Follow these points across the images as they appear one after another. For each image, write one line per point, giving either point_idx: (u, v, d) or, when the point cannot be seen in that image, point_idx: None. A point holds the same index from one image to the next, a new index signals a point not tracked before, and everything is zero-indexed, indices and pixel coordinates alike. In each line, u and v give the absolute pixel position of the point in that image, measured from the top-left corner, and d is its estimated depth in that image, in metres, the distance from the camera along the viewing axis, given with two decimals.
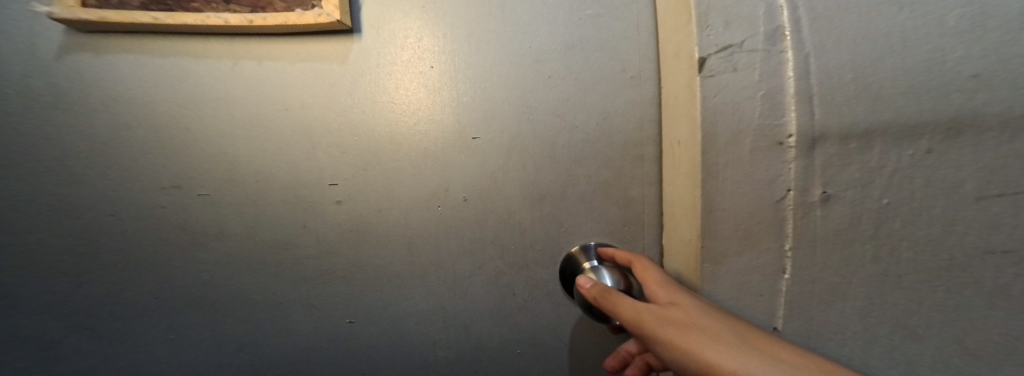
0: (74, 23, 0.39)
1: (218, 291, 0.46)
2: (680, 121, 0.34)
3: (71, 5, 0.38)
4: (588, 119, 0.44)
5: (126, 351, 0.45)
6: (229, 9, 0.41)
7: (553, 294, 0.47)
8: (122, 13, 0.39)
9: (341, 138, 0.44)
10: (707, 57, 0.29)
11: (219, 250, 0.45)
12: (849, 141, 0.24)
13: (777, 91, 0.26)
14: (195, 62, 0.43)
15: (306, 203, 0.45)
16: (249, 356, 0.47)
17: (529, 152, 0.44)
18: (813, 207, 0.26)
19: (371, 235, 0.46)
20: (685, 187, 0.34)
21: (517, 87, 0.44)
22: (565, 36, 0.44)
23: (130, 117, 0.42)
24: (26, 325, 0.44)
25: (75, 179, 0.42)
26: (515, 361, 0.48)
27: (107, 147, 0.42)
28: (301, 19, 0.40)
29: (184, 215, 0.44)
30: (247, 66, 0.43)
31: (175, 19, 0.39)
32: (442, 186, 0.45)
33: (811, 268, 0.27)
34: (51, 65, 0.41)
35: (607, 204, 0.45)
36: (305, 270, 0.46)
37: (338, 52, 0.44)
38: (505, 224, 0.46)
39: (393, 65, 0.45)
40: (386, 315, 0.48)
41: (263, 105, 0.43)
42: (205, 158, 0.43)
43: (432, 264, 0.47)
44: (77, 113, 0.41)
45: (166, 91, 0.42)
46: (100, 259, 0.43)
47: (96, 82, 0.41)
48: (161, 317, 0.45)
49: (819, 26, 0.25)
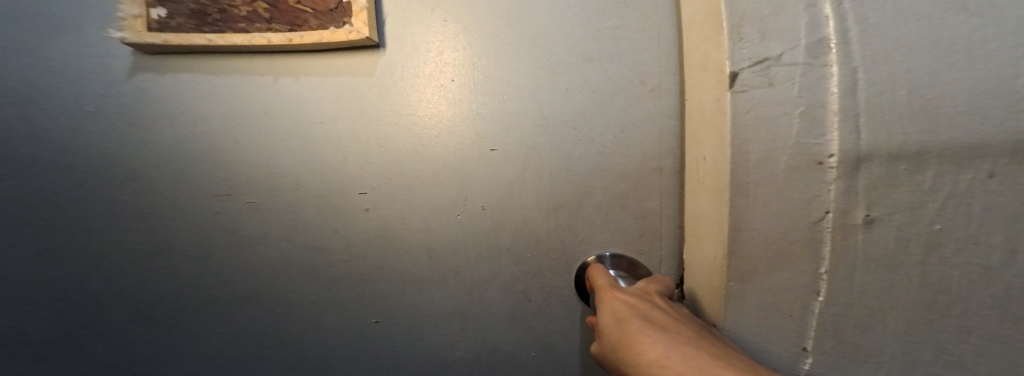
0: (141, 46, 0.44)
1: (258, 290, 0.49)
2: (708, 139, 0.35)
3: (140, 29, 0.43)
4: (605, 131, 0.44)
5: (178, 343, 0.49)
6: (271, 28, 0.44)
7: (567, 300, 0.47)
8: (180, 35, 0.43)
9: (368, 148, 0.46)
10: (739, 72, 0.30)
11: (261, 252, 0.48)
12: (900, 161, 0.22)
13: (818, 108, 0.26)
14: (241, 80, 0.46)
15: (338, 210, 0.47)
16: (283, 350, 0.50)
17: (546, 162, 0.45)
18: (854, 229, 0.25)
19: (396, 241, 0.48)
20: (713, 203, 0.34)
21: (536, 99, 0.45)
22: (583, 49, 0.44)
23: (185, 130, 0.46)
24: (90, 317, 0.48)
25: (138, 185, 0.46)
26: (529, 363, 0.49)
27: (165, 157, 0.46)
28: (333, 37, 0.43)
29: (233, 220, 0.47)
30: (287, 82, 0.47)
31: (225, 40, 0.43)
32: (461, 195, 0.46)
33: (850, 291, 0.25)
34: (122, 83, 0.46)
35: (624, 215, 0.45)
36: (336, 272, 0.49)
37: (367, 66, 0.46)
38: (523, 232, 0.46)
39: (416, 79, 0.46)
40: (409, 316, 0.49)
41: (301, 119, 0.47)
42: (250, 169, 0.47)
43: (452, 269, 0.48)
44: (141, 128, 0.46)
45: (215, 106, 0.46)
46: (162, 258, 0.48)
47: (157, 99, 0.46)
48: (210, 312, 0.49)
49: (871, 35, 0.24)
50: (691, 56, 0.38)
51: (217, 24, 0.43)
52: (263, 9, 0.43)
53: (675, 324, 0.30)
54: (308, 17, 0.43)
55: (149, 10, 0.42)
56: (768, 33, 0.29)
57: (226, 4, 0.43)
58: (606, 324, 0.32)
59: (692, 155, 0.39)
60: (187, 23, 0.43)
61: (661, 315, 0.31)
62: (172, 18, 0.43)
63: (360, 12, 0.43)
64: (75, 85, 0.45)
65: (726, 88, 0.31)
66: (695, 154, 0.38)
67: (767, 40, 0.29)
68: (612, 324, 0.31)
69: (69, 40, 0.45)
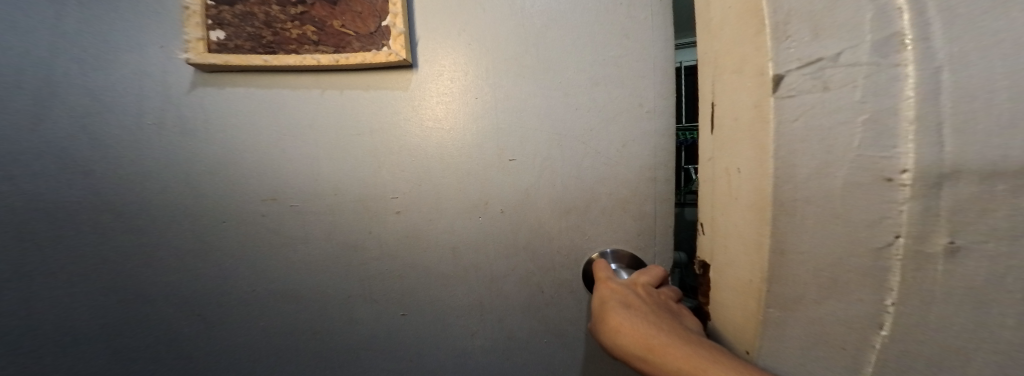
0: (202, 65, 0.49)
1: (298, 286, 0.54)
2: (743, 150, 0.31)
3: (202, 51, 0.47)
4: (609, 145, 0.50)
5: (226, 333, 0.55)
6: (319, 50, 0.49)
7: (576, 291, 0.52)
8: (240, 57, 0.48)
9: (401, 159, 0.52)
10: (785, 76, 0.27)
11: (304, 251, 0.53)
12: (997, 179, 0.20)
13: (888, 115, 0.23)
14: (292, 94, 0.52)
15: (372, 212, 0.53)
16: (318, 341, 0.55)
17: (558, 171, 0.50)
18: (936, 258, 0.22)
19: (424, 240, 0.53)
20: (749, 222, 0.31)
21: (549, 116, 0.51)
22: (591, 74, 0.50)
23: (241, 141, 0.52)
24: (147, 309, 0.54)
25: (194, 189, 0.52)
26: (542, 349, 0.54)
27: (221, 165, 0.52)
28: (375, 58, 0.48)
29: (280, 222, 0.53)
30: (332, 95, 0.52)
31: (280, 61, 0.49)
32: (482, 200, 0.52)
33: (921, 326, 0.23)
34: (184, 97, 0.51)
35: (626, 217, 0.50)
36: (369, 269, 0.53)
37: (402, 83, 0.52)
38: (537, 232, 0.51)
39: (442, 97, 0.52)
40: (433, 309, 0.54)
41: (342, 131, 0.53)
42: (298, 176, 0.52)
43: (473, 265, 0.53)
44: (201, 138, 0.51)
45: (268, 119, 0.52)
46: (214, 258, 0.53)
47: (215, 113, 0.52)
48: (255, 306, 0.54)
49: (957, 29, 0.21)
50: (719, 62, 0.35)
51: (271, 45, 0.49)
52: (312, 33, 0.49)
53: (644, 307, 0.35)
54: (351, 39, 0.49)
55: (210, 33, 0.48)
56: (821, 30, 0.25)
57: (279, 28, 0.48)
58: (595, 304, 0.39)
59: (721, 167, 0.35)
60: (245, 45, 0.48)
61: (635, 299, 0.36)
62: (231, 41, 0.48)
63: (398, 36, 0.49)
64: (142, 99, 0.51)
65: (769, 93, 0.28)
66: (726, 166, 0.34)
67: (821, 39, 0.25)
68: (598, 303, 0.38)
69: (138, 60, 0.51)
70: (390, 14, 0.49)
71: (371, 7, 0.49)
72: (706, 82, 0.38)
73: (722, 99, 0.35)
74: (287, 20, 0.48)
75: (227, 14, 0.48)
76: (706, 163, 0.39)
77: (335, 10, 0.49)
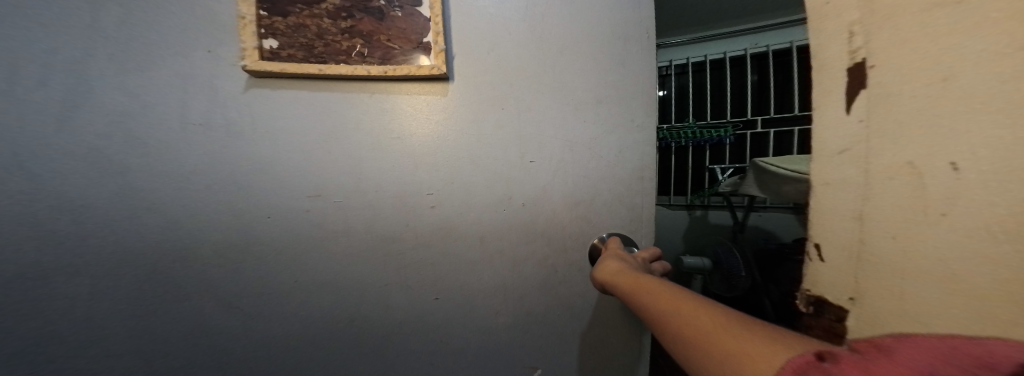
0: (256, 71, 0.54)
1: (340, 277, 0.62)
2: (966, 120, 0.27)
3: (257, 59, 0.53)
4: (608, 152, 0.63)
5: (265, 322, 0.62)
6: (367, 61, 0.57)
7: (583, 269, 0.65)
8: (296, 65, 0.54)
9: (436, 160, 0.61)
10: None
11: (347, 243, 0.61)
12: None
13: None
14: (339, 99, 0.59)
15: (408, 208, 0.61)
16: (357, 327, 0.64)
17: (570, 171, 0.62)
18: None
19: (457, 230, 0.63)
20: (959, 230, 0.27)
21: (564, 128, 0.62)
22: (596, 92, 0.62)
23: (289, 142, 0.58)
24: (184, 301, 0.59)
25: (240, 188, 0.57)
26: (553, 317, 0.67)
27: (263, 164, 0.57)
28: (420, 71, 0.57)
29: (323, 218, 0.60)
30: (380, 98, 0.59)
31: (333, 70, 0.55)
32: (507, 195, 0.62)
33: None
34: (234, 98, 0.56)
35: (622, 208, 0.64)
36: (406, 258, 0.63)
37: (439, 88, 0.60)
38: (552, 220, 0.63)
39: (475, 105, 0.60)
40: (462, 293, 0.65)
41: (382, 136, 0.60)
42: (342, 174, 0.59)
43: (497, 252, 0.63)
44: (246, 139, 0.57)
45: (315, 120, 0.58)
46: (258, 250, 0.59)
47: (263, 115, 0.57)
48: (298, 297, 0.62)
49: None
50: (872, 31, 0.33)
51: (322, 55, 0.56)
52: (360, 46, 0.56)
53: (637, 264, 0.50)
54: (396, 54, 0.57)
55: (262, 42, 0.54)
56: None
57: (329, 39, 0.55)
58: (606, 261, 0.52)
59: (888, 160, 0.31)
60: (296, 55, 0.55)
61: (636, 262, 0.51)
62: (283, 50, 0.54)
63: (439, 53, 0.57)
64: (184, 101, 0.55)
65: None
66: (903, 161, 0.30)
67: None
68: (610, 260, 0.52)
69: (180, 62, 0.55)
70: (432, 33, 0.57)
71: (414, 26, 0.57)
72: (837, 46, 0.36)
73: (888, 67, 0.32)
74: (337, 33, 0.56)
75: (278, 25, 0.54)
76: (826, 156, 0.37)
77: (381, 26, 0.57)
